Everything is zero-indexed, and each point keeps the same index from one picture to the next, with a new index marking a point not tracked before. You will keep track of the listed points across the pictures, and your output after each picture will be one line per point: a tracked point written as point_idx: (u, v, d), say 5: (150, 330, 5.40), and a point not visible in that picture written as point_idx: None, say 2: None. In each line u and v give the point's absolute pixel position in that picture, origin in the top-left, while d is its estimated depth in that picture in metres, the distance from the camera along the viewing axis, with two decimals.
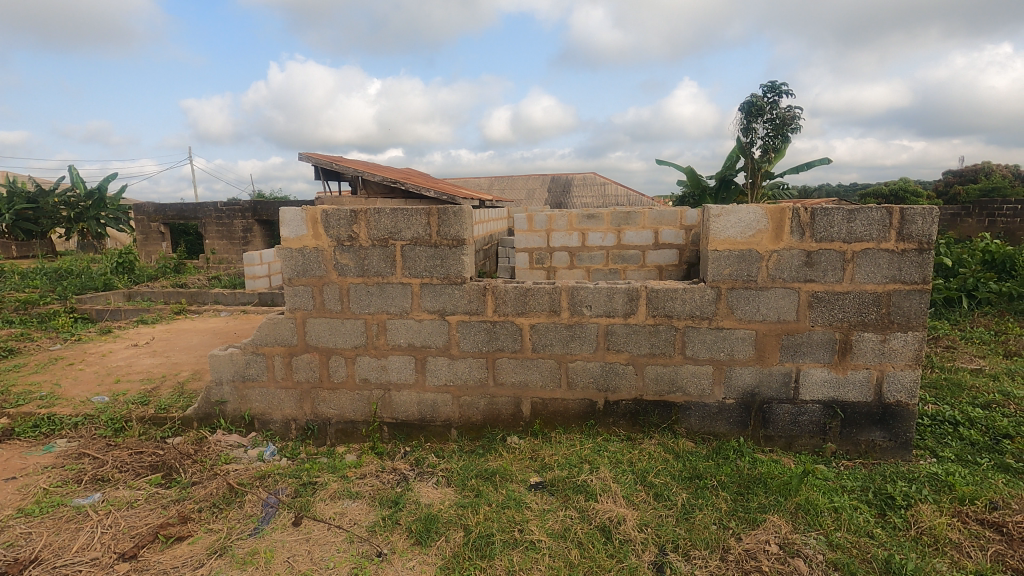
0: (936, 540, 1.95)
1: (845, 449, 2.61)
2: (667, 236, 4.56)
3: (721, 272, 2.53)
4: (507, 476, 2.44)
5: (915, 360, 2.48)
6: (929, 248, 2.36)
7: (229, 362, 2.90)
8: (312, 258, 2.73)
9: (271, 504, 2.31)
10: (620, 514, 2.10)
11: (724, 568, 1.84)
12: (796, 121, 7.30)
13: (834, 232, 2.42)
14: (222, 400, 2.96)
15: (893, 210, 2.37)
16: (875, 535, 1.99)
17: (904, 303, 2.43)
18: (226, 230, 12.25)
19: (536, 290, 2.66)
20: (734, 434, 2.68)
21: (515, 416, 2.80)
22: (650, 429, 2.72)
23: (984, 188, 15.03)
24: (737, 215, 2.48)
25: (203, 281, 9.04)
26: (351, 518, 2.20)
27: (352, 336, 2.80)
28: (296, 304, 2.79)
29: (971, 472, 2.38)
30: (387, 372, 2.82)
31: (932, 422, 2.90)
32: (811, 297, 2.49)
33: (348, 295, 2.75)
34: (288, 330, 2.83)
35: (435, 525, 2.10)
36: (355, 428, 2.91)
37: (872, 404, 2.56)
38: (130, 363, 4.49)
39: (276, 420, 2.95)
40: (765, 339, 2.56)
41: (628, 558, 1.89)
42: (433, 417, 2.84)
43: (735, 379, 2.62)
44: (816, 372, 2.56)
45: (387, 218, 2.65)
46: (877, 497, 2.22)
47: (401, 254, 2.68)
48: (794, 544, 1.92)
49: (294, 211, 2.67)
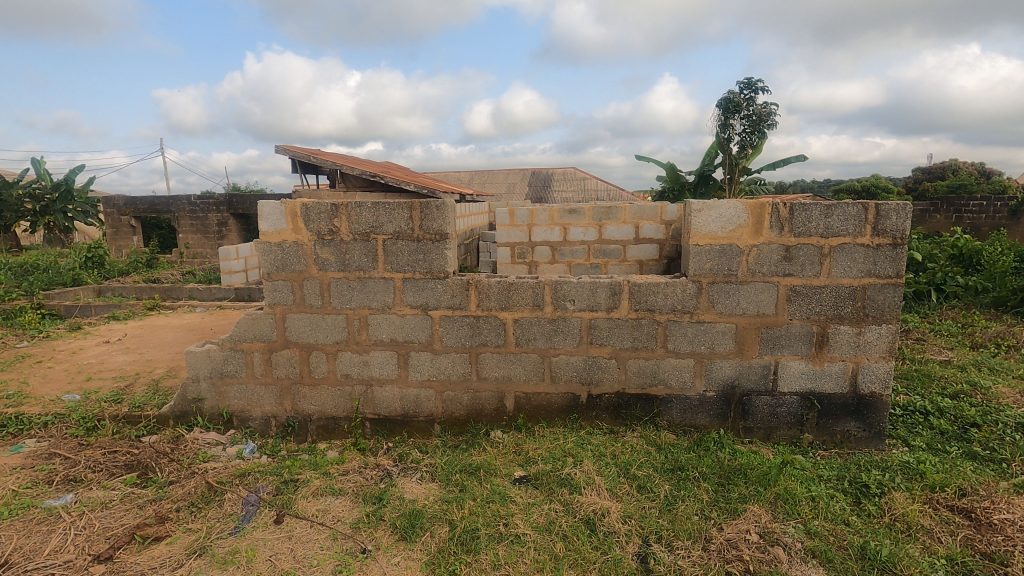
0: (908, 527, 2.01)
1: (822, 439, 2.67)
2: (648, 231, 4.58)
3: (702, 267, 2.56)
4: (491, 470, 2.44)
5: (889, 353, 2.54)
6: (902, 243, 2.42)
7: (206, 358, 2.85)
8: (291, 253, 2.68)
9: (252, 503, 2.28)
10: (605, 506, 2.12)
11: (707, 558, 1.86)
12: (772, 117, 7.40)
13: (812, 228, 2.46)
14: (199, 397, 2.90)
15: (869, 206, 2.42)
16: (851, 522, 2.04)
17: (879, 296, 2.49)
18: (199, 224, 12.00)
19: (519, 285, 2.65)
20: (714, 426, 2.72)
21: (498, 411, 2.81)
22: (632, 422, 2.75)
23: (951, 185, 15.47)
24: (718, 210, 2.50)
25: (176, 276, 8.84)
26: (334, 515, 2.18)
27: (334, 331, 2.76)
28: (275, 299, 2.75)
29: (941, 460, 2.46)
30: (369, 368, 2.79)
31: (904, 412, 2.98)
32: (790, 290, 2.53)
33: (329, 291, 2.71)
34: (267, 326, 2.78)
35: (420, 521, 2.09)
36: (337, 424, 2.87)
37: (847, 395, 2.63)
38: (102, 360, 4.37)
39: (255, 417, 2.90)
40: (745, 332, 2.60)
41: (612, 550, 1.90)
42: (416, 413, 2.83)
43: (716, 372, 2.66)
44: (794, 365, 2.61)
45: (369, 212, 2.61)
46: (853, 485, 2.28)
47: (383, 248, 2.64)
48: (773, 533, 1.96)
49: (272, 205, 2.62)
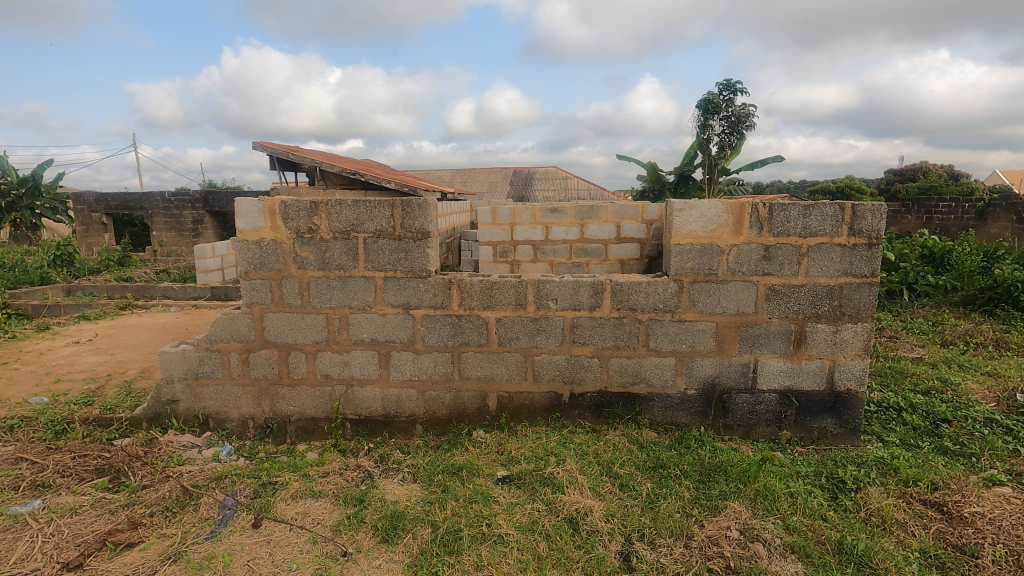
0: (884, 521, 2.05)
1: (800, 436, 2.72)
2: (629, 230, 4.61)
3: (683, 266, 2.58)
4: (474, 470, 2.43)
5: (864, 351, 2.59)
6: (877, 243, 2.47)
7: (180, 359, 2.78)
8: (269, 251, 2.63)
9: (228, 506, 2.23)
10: (587, 505, 2.13)
11: (688, 555, 1.88)
12: (750, 119, 7.51)
13: (790, 227, 2.49)
14: (174, 399, 2.83)
15: (845, 206, 2.46)
16: (828, 517, 2.07)
17: (855, 295, 2.54)
18: (174, 221, 11.73)
19: (501, 284, 2.64)
20: (695, 424, 2.74)
21: (480, 410, 2.79)
22: (615, 420, 2.76)
23: (922, 187, 15.90)
24: (699, 210, 2.52)
25: (149, 275, 8.63)
26: (313, 518, 2.15)
27: (313, 331, 2.72)
28: (253, 299, 2.69)
29: (914, 455, 2.51)
30: (350, 368, 2.76)
31: (878, 409, 3.04)
32: (769, 289, 2.57)
33: (309, 290, 2.66)
34: (244, 326, 2.73)
35: (402, 522, 2.06)
36: (316, 425, 2.83)
37: (824, 392, 2.67)
38: (71, 362, 4.24)
39: (232, 419, 2.84)
40: (725, 331, 2.63)
41: (595, 548, 1.91)
42: (397, 413, 2.80)
43: (696, 370, 2.68)
44: (773, 363, 2.65)
45: (349, 210, 2.57)
46: (830, 481, 2.32)
47: (363, 246, 2.61)
48: (753, 529, 1.99)
49: (249, 202, 2.57)
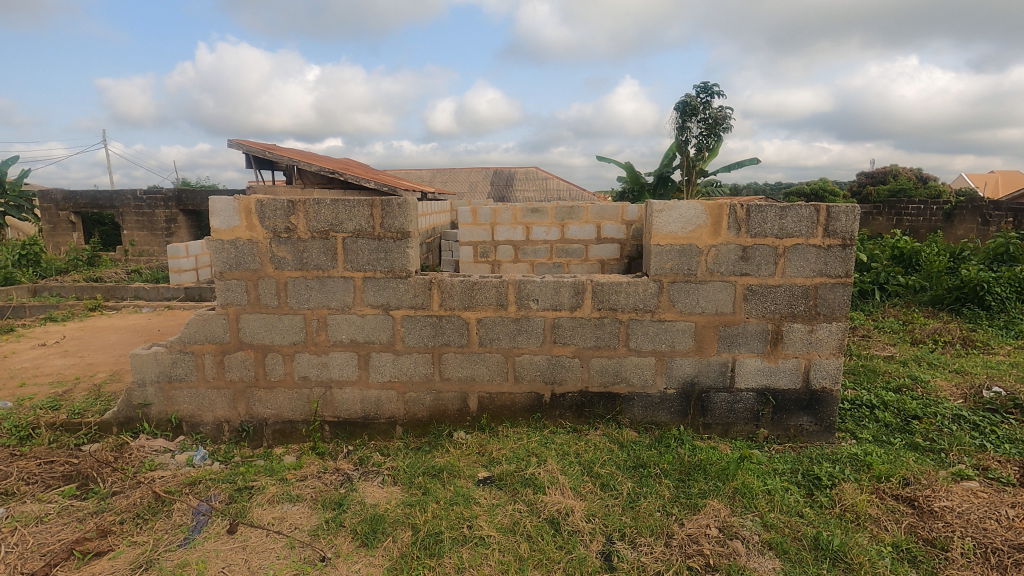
0: (857, 516, 2.09)
1: (777, 434, 2.76)
2: (609, 231, 4.63)
3: (663, 266, 2.60)
4: (455, 472, 2.41)
5: (838, 349, 2.64)
6: (851, 244, 2.52)
7: (152, 361, 2.70)
8: (245, 251, 2.58)
9: (202, 512, 2.18)
10: (568, 506, 2.13)
11: (669, 554, 1.89)
12: (727, 121, 7.61)
13: (767, 228, 2.53)
14: (145, 402, 2.76)
15: (820, 208, 2.50)
16: (805, 514, 2.11)
17: (830, 295, 2.59)
18: (146, 220, 11.45)
19: (482, 284, 2.63)
20: (674, 423, 2.77)
21: (461, 411, 2.78)
22: (595, 420, 2.77)
23: (892, 189, 16.34)
24: (678, 211, 2.55)
25: (120, 275, 8.40)
26: (291, 523, 2.11)
27: (291, 333, 2.67)
28: (228, 299, 2.63)
29: (886, 451, 2.57)
30: (328, 370, 2.71)
31: (852, 406, 3.11)
32: (746, 290, 2.60)
33: (286, 290, 2.62)
34: (219, 327, 2.67)
35: (381, 526, 2.04)
36: (294, 428, 2.78)
37: (800, 390, 2.72)
38: (37, 365, 4.10)
39: (206, 422, 2.78)
40: (704, 331, 2.66)
41: (576, 549, 1.91)
42: (377, 415, 2.77)
43: (676, 369, 2.71)
44: (750, 362, 2.68)
45: (328, 209, 2.54)
46: (806, 478, 2.36)
47: (342, 246, 2.57)
48: (732, 526, 2.01)
49: (224, 201, 2.51)
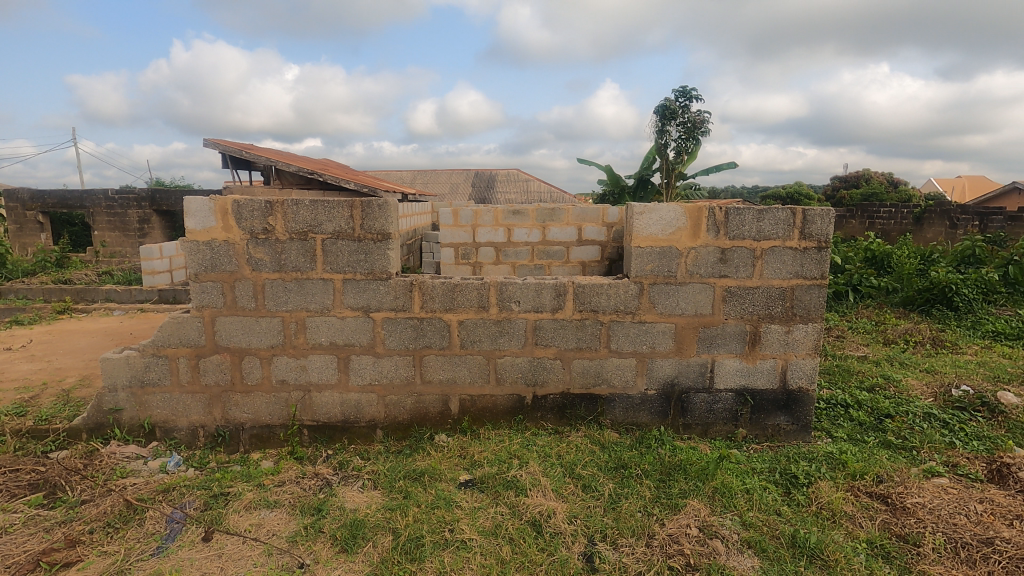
0: (833, 514, 2.13)
1: (755, 433, 2.80)
2: (590, 233, 4.65)
3: (644, 268, 2.62)
4: (436, 475, 2.39)
5: (814, 350, 2.69)
6: (826, 247, 2.57)
7: (124, 365, 2.63)
8: (221, 252, 2.52)
9: (176, 520, 2.12)
10: (551, 508, 2.13)
11: (650, 554, 1.90)
12: (705, 125, 7.72)
13: (745, 231, 2.57)
14: (116, 408, 2.68)
15: (796, 211, 2.55)
16: (782, 512, 2.14)
17: (806, 296, 2.64)
18: (118, 220, 11.16)
19: (464, 286, 2.62)
20: (655, 423, 2.79)
21: (442, 414, 2.76)
22: (577, 421, 2.77)
23: (865, 194, 16.75)
24: (658, 213, 2.57)
25: (90, 277, 8.18)
26: (268, 529, 2.07)
27: (268, 335, 2.63)
28: (203, 302, 2.58)
29: (861, 450, 2.63)
30: (307, 373, 2.67)
31: (827, 405, 3.17)
32: (725, 291, 2.64)
33: (264, 292, 2.58)
34: (194, 330, 2.61)
35: (361, 531, 2.01)
36: (271, 433, 2.74)
37: (778, 390, 2.76)
38: (2, 370, 3.96)
39: (181, 428, 2.72)
40: (684, 332, 2.68)
41: (559, 550, 1.91)
42: (357, 418, 2.74)
43: (656, 370, 2.73)
44: (729, 362, 2.72)
45: (307, 210, 2.50)
46: (784, 476, 2.40)
47: (321, 247, 2.54)
48: (712, 526, 2.03)
49: (199, 201, 2.46)
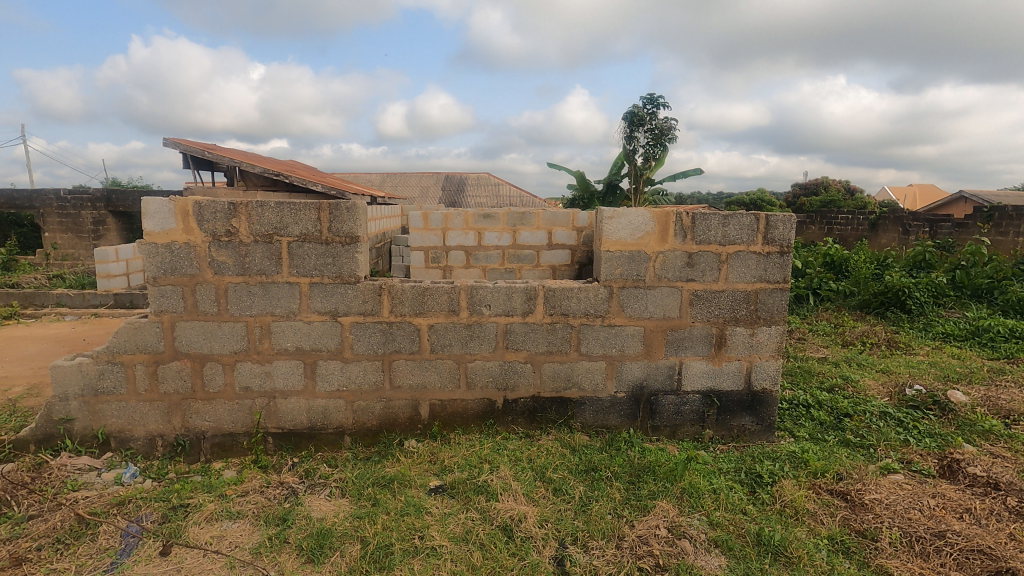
0: (796, 511, 2.19)
1: (721, 434, 2.85)
2: (560, 237, 4.68)
3: (613, 272, 2.65)
4: (406, 482, 2.36)
5: (777, 352, 2.76)
6: (788, 251, 2.65)
7: (76, 373, 2.52)
8: (182, 255, 2.44)
9: (132, 534, 2.03)
10: (521, 512, 2.12)
11: (620, 555, 1.91)
12: (672, 132, 7.87)
13: (711, 236, 2.63)
14: (67, 418, 2.55)
15: (760, 216, 2.62)
16: (748, 511, 2.18)
17: (769, 300, 2.71)
18: (71, 222, 10.70)
19: (434, 290, 2.60)
20: (625, 426, 2.82)
21: (412, 419, 2.72)
22: (548, 425, 2.78)
23: (823, 201, 17.35)
24: (627, 218, 2.60)
25: (40, 280, 7.80)
26: (231, 541, 2.00)
27: (231, 341, 2.55)
28: (162, 306, 2.49)
29: (822, 448, 2.71)
30: (272, 379, 2.61)
31: (790, 406, 3.26)
32: (692, 295, 2.69)
33: (226, 296, 2.50)
34: (152, 336, 2.51)
35: (329, 540, 1.97)
36: (234, 441, 2.65)
37: (742, 392, 2.82)
38: None
39: (137, 438, 2.61)
40: (652, 335, 2.72)
41: (529, 555, 1.90)
42: (324, 425, 2.68)
43: (626, 373, 2.76)
44: (696, 364, 2.77)
45: (272, 212, 2.45)
46: (749, 476, 2.45)
47: (287, 251, 2.48)
48: (680, 526, 2.06)
49: (158, 202, 2.37)
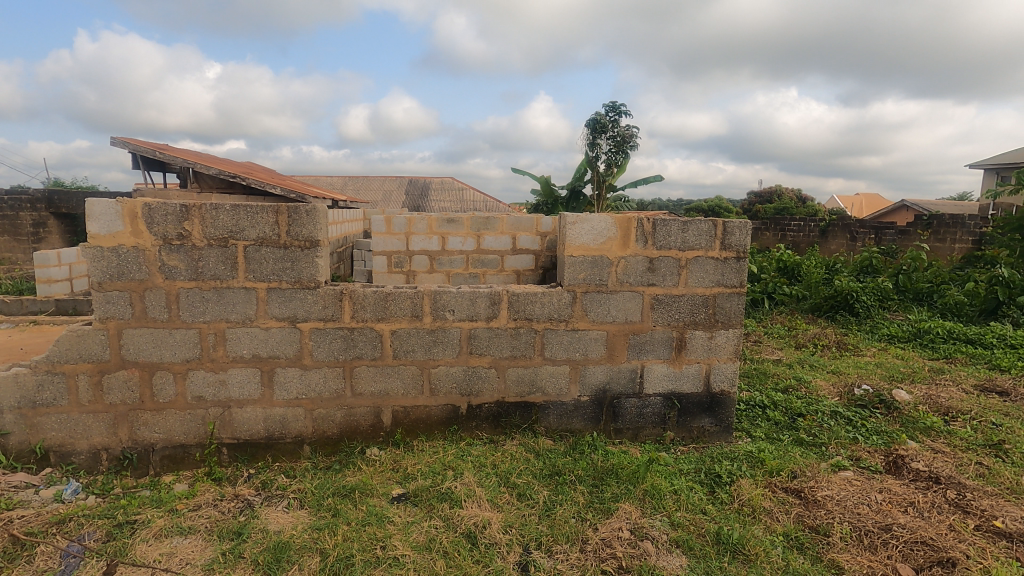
0: (753, 510, 2.25)
1: (681, 435, 2.91)
2: (524, 242, 4.69)
3: (577, 277, 2.67)
4: (367, 491, 2.31)
5: (735, 354, 2.84)
6: (744, 257, 2.73)
7: (12, 384, 2.36)
8: (129, 259, 2.33)
9: (73, 554, 1.92)
10: (485, 518, 2.11)
11: (584, 559, 1.92)
12: (634, 139, 8.02)
13: (671, 241, 2.68)
14: (2, 432, 2.40)
15: (718, 223, 2.70)
16: (708, 510, 2.23)
17: (727, 304, 2.78)
18: (8, 224, 10.11)
19: (396, 295, 2.56)
20: (588, 429, 2.84)
21: (374, 427, 2.67)
22: (512, 430, 2.78)
23: (777, 208, 18.00)
24: (590, 223, 2.63)
25: None
26: (181, 558, 1.92)
27: (183, 349, 2.45)
28: (107, 313, 2.37)
29: (777, 448, 2.80)
30: (227, 388, 2.52)
31: (747, 406, 3.35)
32: (653, 299, 2.74)
33: (178, 302, 2.40)
34: (97, 344, 2.39)
35: (286, 554, 1.91)
36: (186, 453, 2.55)
37: (702, 394, 2.89)
38: None
39: (80, 452, 2.47)
40: (615, 339, 2.76)
41: (493, 561, 1.89)
42: (282, 434, 2.60)
43: (589, 377, 2.78)
44: (657, 368, 2.81)
45: (227, 215, 2.37)
46: (708, 476, 2.51)
47: (243, 255, 2.41)
48: (643, 528, 2.09)
49: (104, 203, 2.26)
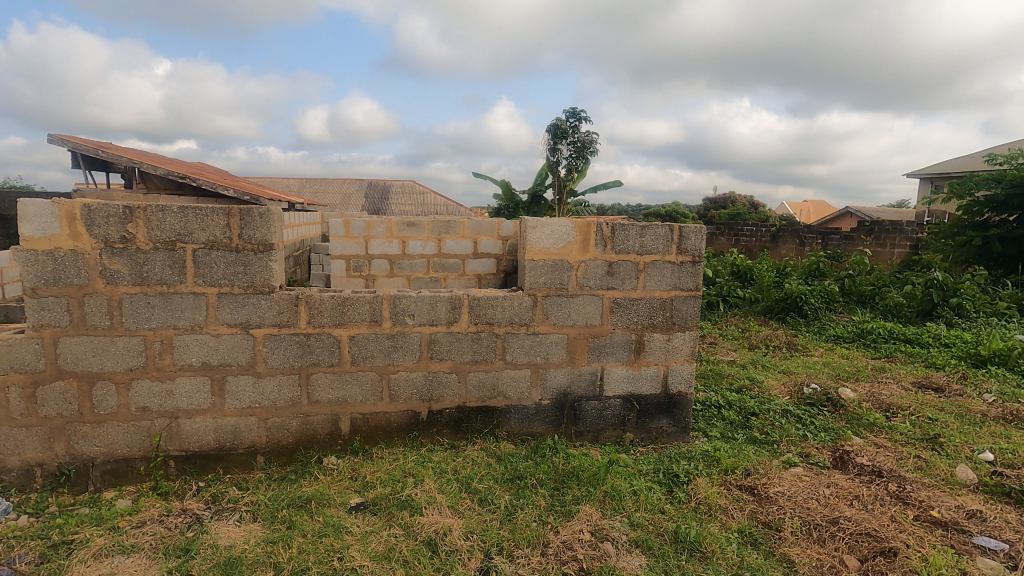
0: (709, 507, 2.30)
1: (640, 437, 2.95)
2: (485, 246, 4.69)
3: (537, 281, 2.68)
4: (324, 501, 2.25)
5: (691, 356, 2.91)
6: (699, 261, 2.80)
7: None
8: (67, 263, 2.21)
9: None
10: (446, 525, 2.08)
11: (545, 562, 1.92)
12: (594, 145, 8.14)
13: (629, 245, 2.73)
14: None
15: (674, 228, 2.76)
16: (666, 510, 2.27)
17: (683, 307, 2.85)
18: None
19: (355, 300, 2.51)
20: (549, 433, 2.85)
21: (332, 435, 2.61)
22: (473, 435, 2.76)
23: (730, 214, 18.60)
24: (550, 227, 2.65)
25: None
26: None
27: (126, 358, 2.33)
28: (42, 320, 2.23)
29: (731, 446, 2.88)
30: (174, 399, 2.41)
31: (703, 407, 3.44)
32: (612, 303, 2.78)
33: (121, 309, 2.29)
34: (30, 353, 2.24)
35: (237, 569, 1.83)
36: (130, 467, 2.42)
37: (660, 395, 2.94)
38: None
39: (11, 469, 2.32)
40: (575, 343, 2.78)
41: (454, 568, 1.87)
42: (234, 445, 2.51)
43: (550, 381, 2.79)
44: (617, 370, 2.85)
45: (175, 218, 2.27)
46: (666, 476, 2.56)
47: (192, 258, 2.31)
48: (603, 529, 2.11)
49: (39, 204, 2.13)
